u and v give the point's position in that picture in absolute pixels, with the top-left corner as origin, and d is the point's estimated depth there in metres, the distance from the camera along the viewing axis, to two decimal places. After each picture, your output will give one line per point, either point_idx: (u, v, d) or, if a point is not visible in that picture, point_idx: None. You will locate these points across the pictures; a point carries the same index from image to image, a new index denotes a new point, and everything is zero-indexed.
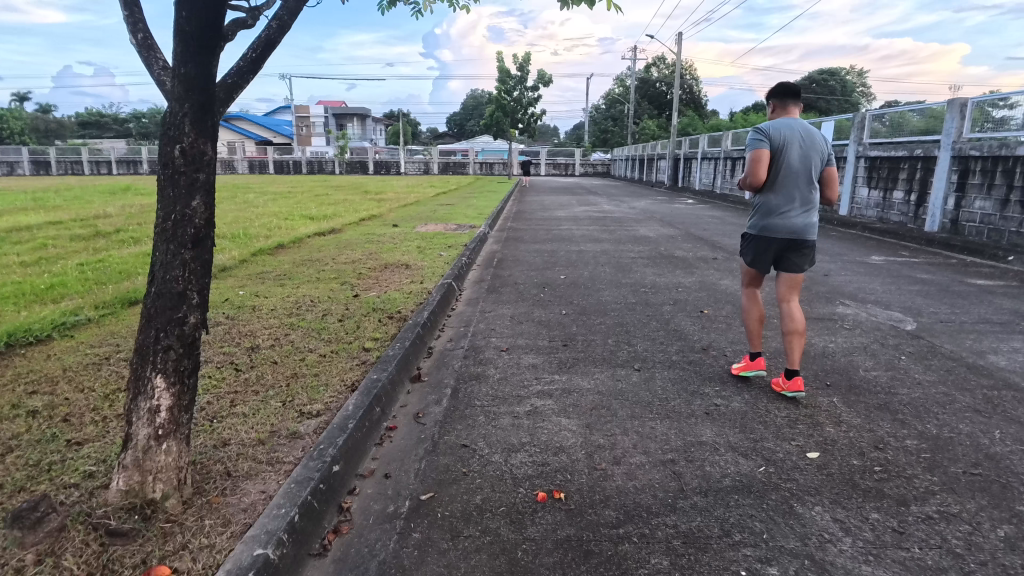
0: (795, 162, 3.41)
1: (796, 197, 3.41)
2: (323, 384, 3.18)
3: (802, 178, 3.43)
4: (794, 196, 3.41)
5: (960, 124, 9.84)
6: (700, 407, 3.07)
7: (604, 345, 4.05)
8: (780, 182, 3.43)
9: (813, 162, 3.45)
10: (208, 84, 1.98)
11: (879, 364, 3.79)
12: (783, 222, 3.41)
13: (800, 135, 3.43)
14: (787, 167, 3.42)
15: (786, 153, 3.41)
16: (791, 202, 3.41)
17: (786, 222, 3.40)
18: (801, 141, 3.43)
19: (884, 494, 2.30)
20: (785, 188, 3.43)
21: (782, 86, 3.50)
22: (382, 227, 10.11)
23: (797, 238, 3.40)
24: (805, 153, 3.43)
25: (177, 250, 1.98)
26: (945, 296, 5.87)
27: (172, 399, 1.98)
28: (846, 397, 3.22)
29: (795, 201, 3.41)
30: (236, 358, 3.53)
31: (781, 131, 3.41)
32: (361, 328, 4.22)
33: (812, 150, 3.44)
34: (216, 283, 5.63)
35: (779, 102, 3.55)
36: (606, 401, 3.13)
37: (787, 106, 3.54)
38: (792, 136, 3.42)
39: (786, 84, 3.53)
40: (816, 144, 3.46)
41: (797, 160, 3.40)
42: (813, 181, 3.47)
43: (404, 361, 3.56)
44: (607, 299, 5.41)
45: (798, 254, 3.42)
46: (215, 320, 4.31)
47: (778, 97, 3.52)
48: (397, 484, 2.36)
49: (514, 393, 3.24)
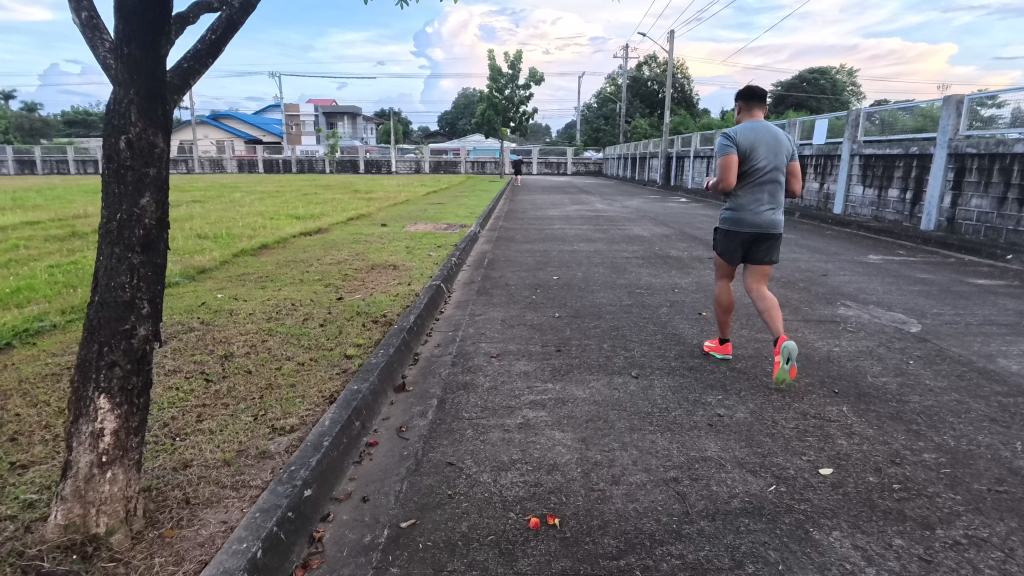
0: (763, 161, 3.62)
1: (763, 194, 3.63)
2: (300, 396, 2.96)
3: (770, 175, 3.64)
4: (763, 193, 3.62)
5: (956, 122, 9.72)
6: (703, 418, 2.89)
7: (598, 351, 3.86)
8: (748, 180, 3.64)
9: (778, 161, 3.67)
10: (158, 68, 1.75)
11: (887, 369, 3.62)
12: (754, 218, 3.62)
13: (765, 136, 3.65)
14: (754, 167, 3.63)
15: (753, 154, 3.62)
16: (759, 198, 3.62)
17: (755, 218, 3.61)
18: (765, 141, 3.65)
19: (906, 516, 2.11)
20: (755, 186, 3.63)
21: (748, 90, 3.71)
22: (370, 227, 9.88)
23: (767, 232, 3.62)
24: (771, 153, 3.64)
25: (124, 254, 1.76)
26: (948, 296, 5.72)
27: (118, 422, 1.76)
28: (855, 406, 3.05)
29: (764, 198, 3.62)
30: (208, 367, 3.30)
31: (749, 133, 3.62)
32: (344, 333, 4.00)
33: (777, 150, 3.66)
34: (194, 286, 5.38)
35: (746, 105, 3.77)
36: (603, 412, 2.93)
37: (752, 110, 3.75)
38: (757, 138, 3.63)
39: (751, 88, 3.73)
40: (780, 144, 3.69)
41: (764, 159, 3.61)
42: (778, 178, 3.68)
43: (388, 369, 3.35)
44: (601, 301, 5.22)
45: (767, 247, 3.64)
46: (189, 326, 4.07)
47: (745, 100, 3.72)
48: (375, 509, 2.15)
49: (504, 404, 3.04)
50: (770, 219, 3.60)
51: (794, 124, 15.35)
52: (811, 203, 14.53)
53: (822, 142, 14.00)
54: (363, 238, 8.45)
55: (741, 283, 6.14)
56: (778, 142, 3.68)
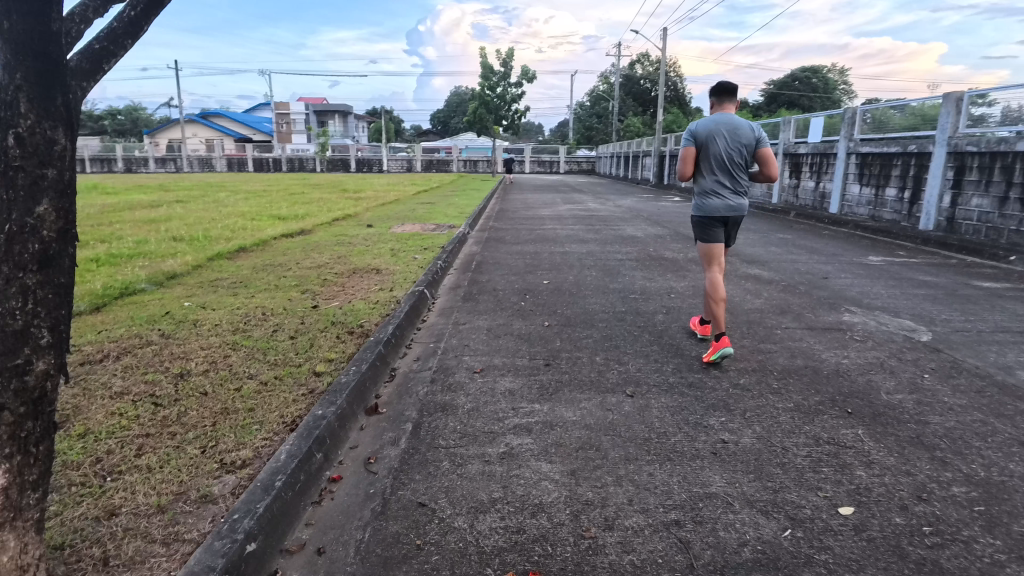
0: (723, 151, 3.95)
1: (727, 180, 3.94)
2: (258, 422, 2.66)
3: (734, 162, 3.94)
4: (724, 179, 3.93)
5: (955, 119, 9.50)
6: (705, 445, 2.61)
7: (590, 365, 3.58)
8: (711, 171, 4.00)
9: (741, 150, 3.97)
10: (53, 48, 1.46)
11: (902, 385, 3.35)
12: (717, 203, 3.93)
13: (727, 127, 3.97)
14: (716, 157, 3.97)
15: (716, 144, 3.96)
16: (722, 184, 3.93)
17: (718, 203, 3.92)
18: (729, 132, 3.96)
19: (942, 569, 1.84)
20: (717, 174, 3.96)
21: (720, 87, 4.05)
22: (356, 227, 9.56)
23: (730, 214, 3.91)
24: (733, 142, 3.95)
25: (13, 274, 1.45)
26: (955, 301, 5.48)
27: (8, 477, 1.46)
28: (871, 429, 2.78)
29: (726, 184, 3.93)
30: (159, 388, 2.99)
31: (709, 127, 3.98)
32: (315, 346, 3.70)
33: (740, 139, 3.95)
34: (161, 293, 5.05)
35: (719, 101, 4.10)
36: (595, 439, 2.64)
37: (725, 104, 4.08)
38: (718, 131, 3.98)
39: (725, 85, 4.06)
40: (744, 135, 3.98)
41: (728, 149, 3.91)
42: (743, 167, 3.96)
43: (360, 389, 3.05)
44: (594, 308, 4.95)
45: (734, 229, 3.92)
46: (146, 340, 3.75)
47: (716, 96, 4.07)
48: (331, 565, 1.86)
49: (486, 429, 2.74)
50: (733, 203, 3.89)
51: (789, 122, 15.13)
52: (807, 202, 14.31)
53: (817, 140, 13.79)
54: (346, 240, 8.12)
55: (740, 287, 5.87)
56: (740, 131, 3.98)
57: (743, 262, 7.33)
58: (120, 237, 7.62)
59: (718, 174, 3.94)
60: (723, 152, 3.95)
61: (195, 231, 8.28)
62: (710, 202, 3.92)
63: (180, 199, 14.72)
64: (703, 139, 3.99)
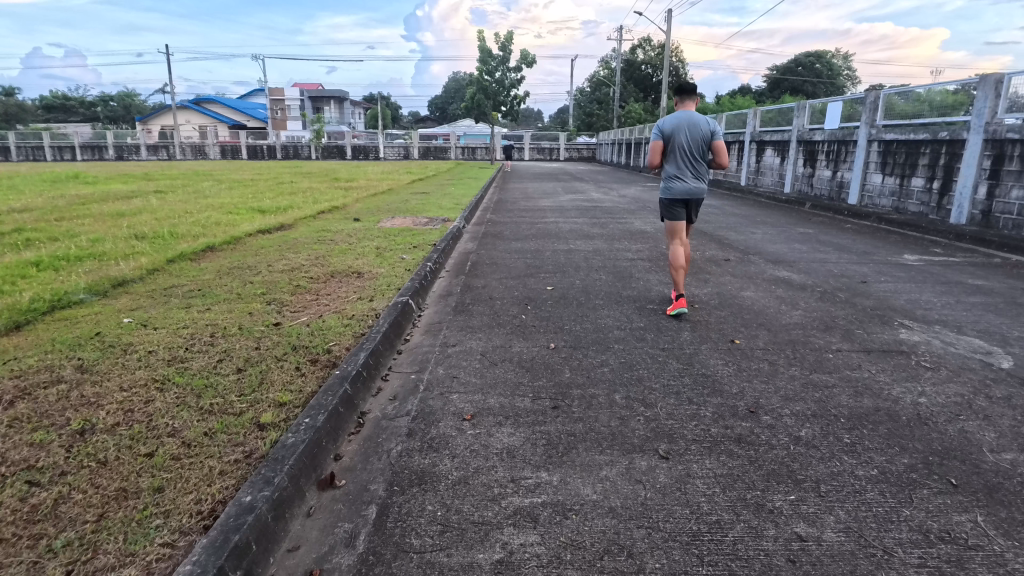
0: (683, 144, 4.83)
1: (686, 167, 4.80)
2: (162, 512, 1.95)
3: (691, 153, 4.81)
4: (685, 167, 4.79)
5: (994, 103, 8.72)
6: (777, 547, 1.89)
7: (609, 407, 2.86)
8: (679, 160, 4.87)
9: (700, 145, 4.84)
10: None
11: (1006, 437, 2.64)
12: (680, 187, 4.80)
13: (685, 124, 4.85)
14: (678, 149, 4.86)
15: (676, 138, 4.83)
16: (683, 171, 4.80)
17: (680, 187, 4.79)
18: (686, 128, 4.85)
19: None
20: (678, 163, 4.83)
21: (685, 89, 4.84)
22: (342, 222, 8.80)
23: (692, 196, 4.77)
24: (690, 136, 4.83)
25: None
26: (1020, 312, 4.75)
27: None
28: (993, 515, 2.08)
29: (687, 170, 4.80)
30: (46, 454, 2.27)
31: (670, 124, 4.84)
32: (266, 383, 2.98)
33: (694, 135, 4.82)
34: (100, 306, 4.33)
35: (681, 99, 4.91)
36: (627, 537, 1.93)
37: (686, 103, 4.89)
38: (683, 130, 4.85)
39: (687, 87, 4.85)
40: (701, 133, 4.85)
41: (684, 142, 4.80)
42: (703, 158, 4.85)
43: (311, 453, 2.33)
44: (608, 323, 4.22)
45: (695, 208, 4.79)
46: (55, 375, 3.02)
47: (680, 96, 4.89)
48: None
49: (478, 516, 2.04)
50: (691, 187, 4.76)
51: (803, 107, 14.33)
52: (823, 192, 13.54)
53: (834, 126, 12.99)
54: (329, 237, 7.37)
55: (771, 294, 5.15)
56: (696, 127, 4.87)
57: (767, 262, 6.61)
58: (77, 235, 6.88)
59: (679, 162, 4.81)
60: (683, 144, 4.82)
61: (162, 227, 7.52)
62: (674, 186, 4.78)
63: (160, 189, 13.93)
64: (666, 134, 4.88)
